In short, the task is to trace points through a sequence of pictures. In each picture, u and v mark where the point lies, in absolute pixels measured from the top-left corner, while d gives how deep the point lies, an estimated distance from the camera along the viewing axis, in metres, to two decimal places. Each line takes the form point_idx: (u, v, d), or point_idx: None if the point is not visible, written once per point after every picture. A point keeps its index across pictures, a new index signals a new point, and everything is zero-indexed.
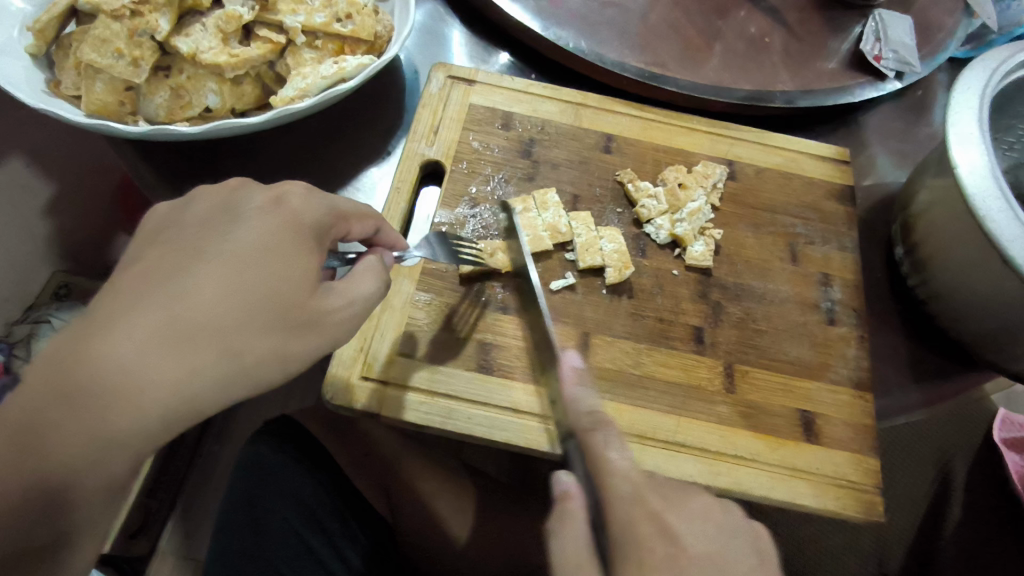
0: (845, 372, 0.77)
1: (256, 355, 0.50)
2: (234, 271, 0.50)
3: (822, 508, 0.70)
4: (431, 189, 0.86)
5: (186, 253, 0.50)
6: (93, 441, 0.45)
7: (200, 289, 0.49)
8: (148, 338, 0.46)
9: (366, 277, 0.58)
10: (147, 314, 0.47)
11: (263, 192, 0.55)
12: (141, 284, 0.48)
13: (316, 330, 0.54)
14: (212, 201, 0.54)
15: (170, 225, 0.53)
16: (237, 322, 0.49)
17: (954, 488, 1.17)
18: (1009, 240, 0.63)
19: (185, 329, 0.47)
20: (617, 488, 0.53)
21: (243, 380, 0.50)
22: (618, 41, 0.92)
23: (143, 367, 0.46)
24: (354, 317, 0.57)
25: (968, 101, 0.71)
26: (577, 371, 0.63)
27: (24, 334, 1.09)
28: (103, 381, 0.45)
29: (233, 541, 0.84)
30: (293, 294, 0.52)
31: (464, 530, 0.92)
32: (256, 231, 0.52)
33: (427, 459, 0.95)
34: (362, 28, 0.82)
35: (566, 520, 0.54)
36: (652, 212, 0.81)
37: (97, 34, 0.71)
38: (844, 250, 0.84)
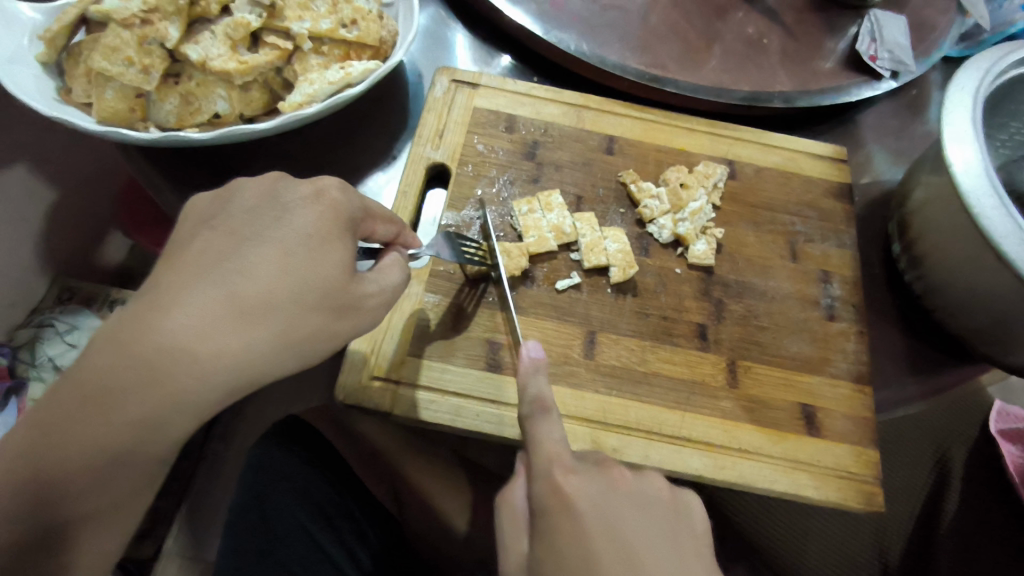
0: (844, 366, 0.79)
1: (305, 333, 0.53)
2: (282, 256, 0.52)
3: (824, 499, 0.72)
4: (437, 192, 0.87)
5: (236, 238, 0.52)
6: (154, 413, 0.48)
7: (251, 272, 0.51)
8: (204, 315, 0.49)
9: (392, 269, 0.61)
10: (205, 294, 0.49)
11: (303, 184, 0.57)
12: (195, 265, 0.51)
13: (353, 316, 0.56)
14: (255, 189, 0.56)
15: (217, 211, 0.55)
16: (287, 303, 0.52)
17: (950, 481, 1.17)
18: (1002, 236, 0.65)
19: (238, 308, 0.50)
20: (561, 462, 0.55)
21: (290, 356, 0.53)
22: (619, 43, 0.93)
23: (200, 342, 0.49)
24: (383, 305, 0.60)
25: (962, 101, 0.72)
26: (535, 361, 0.63)
27: (28, 338, 1.14)
28: (164, 355, 0.48)
29: (245, 541, 0.85)
30: (334, 280, 0.54)
31: (461, 524, 0.89)
32: (302, 220, 0.54)
33: (429, 454, 0.93)
34: (368, 34, 0.83)
35: (506, 502, 0.59)
36: (654, 212, 0.82)
37: (108, 42, 0.73)
38: (843, 247, 0.86)
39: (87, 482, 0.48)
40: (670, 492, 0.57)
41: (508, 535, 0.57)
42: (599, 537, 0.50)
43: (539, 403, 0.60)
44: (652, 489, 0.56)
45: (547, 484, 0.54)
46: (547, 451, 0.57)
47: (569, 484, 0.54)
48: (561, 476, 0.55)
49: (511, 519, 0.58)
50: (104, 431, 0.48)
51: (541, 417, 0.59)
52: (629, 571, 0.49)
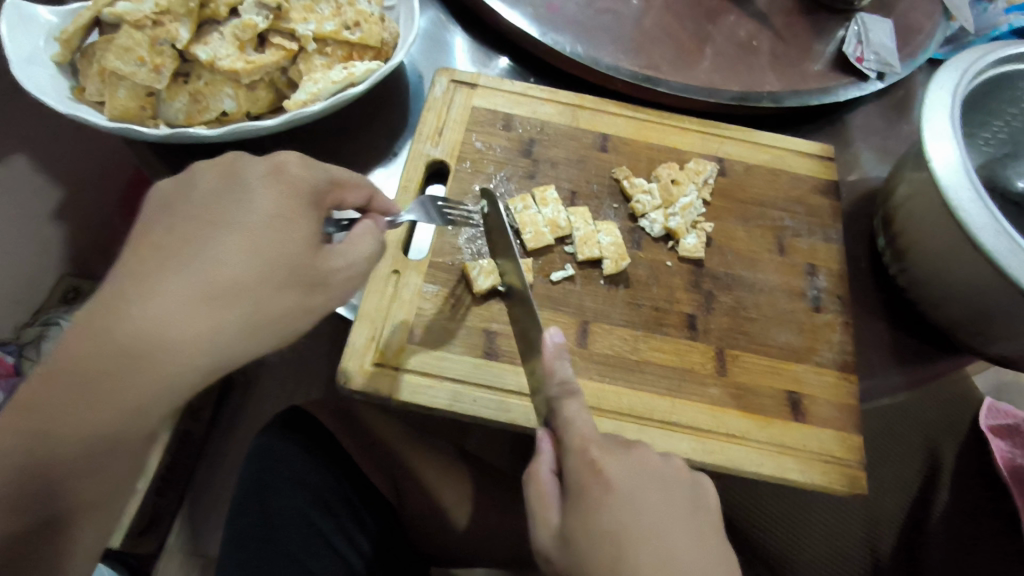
0: (830, 356, 0.81)
1: (275, 311, 0.56)
2: (247, 238, 0.55)
3: (810, 482, 0.74)
4: (435, 187, 0.90)
5: (201, 222, 0.55)
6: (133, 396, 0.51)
7: (218, 254, 0.54)
8: (173, 299, 0.51)
9: (364, 238, 0.64)
10: (172, 279, 0.52)
11: (263, 162, 0.59)
12: (162, 252, 0.53)
13: (322, 290, 0.60)
14: (215, 173, 0.58)
15: (180, 195, 0.57)
16: (255, 282, 0.54)
17: (941, 474, 1.19)
18: (978, 227, 0.68)
19: (208, 290, 0.53)
20: (597, 445, 0.59)
21: (260, 334, 0.56)
22: (613, 45, 0.96)
23: (175, 324, 0.51)
24: (354, 276, 0.63)
25: (941, 99, 0.75)
26: (558, 346, 0.62)
27: (34, 335, 1.17)
28: (138, 340, 0.51)
29: (242, 525, 0.89)
30: (301, 257, 0.57)
31: (462, 519, 0.95)
32: (265, 200, 0.57)
33: (438, 449, 0.99)
34: (370, 36, 0.86)
35: (533, 472, 0.63)
36: (646, 207, 0.85)
37: (121, 43, 0.76)
38: (829, 241, 0.88)
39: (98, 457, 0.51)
40: (684, 469, 0.63)
41: (532, 496, 0.62)
42: (623, 508, 0.56)
43: (568, 387, 0.62)
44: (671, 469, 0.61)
45: (587, 469, 0.58)
46: (581, 436, 0.60)
47: (610, 469, 0.58)
48: (600, 459, 0.58)
49: (539, 495, 0.61)
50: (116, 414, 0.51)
51: (571, 400, 0.62)
52: (657, 549, 0.54)
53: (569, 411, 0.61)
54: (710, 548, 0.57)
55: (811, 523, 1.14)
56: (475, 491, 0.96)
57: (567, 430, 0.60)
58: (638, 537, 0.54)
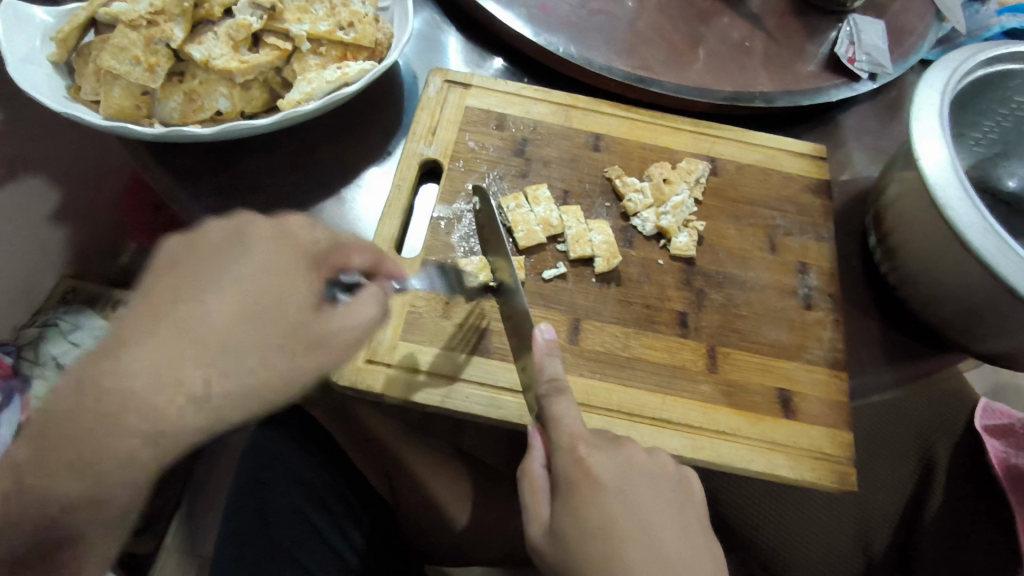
0: (821, 353, 0.81)
1: (274, 372, 0.55)
2: (244, 295, 0.54)
3: (800, 478, 0.75)
4: (429, 186, 0.91)
5: (205, 279, 0.54)
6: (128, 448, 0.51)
7: (214, 311, 0.53)
8: (165, 357, 0.51)
9: (368, 302, 0.62)
10: (171, 338, 0.51)
11: (269, 224, 0.60)
12: (158, 307, 0.52)
13: (321, 348, 0.58)
14: (221, 231, 0.58)
15: (181, 253, 0.56)
16: (256, 344, 0.54)
17: (936, 475, 1.18)
18: (965, 225, 0.69)
19: (208, 351, 0.52)
20: (586, 440, 0.59)
21: (258, 395, 0.55)
22: (606, 46, 0.97)
23: (174, 383, 0.51)
24: (356, 338, 0.61)
25: (930, 98, 0.76)
26: (550, 343, 0.62)
27: (33, 336, 1.21)
28: (136, 398, 0.50)
29: (240, 524, 0.88)
30: (303, 319, 0.57)
31: (464, 518, 0.96)
32: (267, 262, 0.57)
33: (435, 450, 1.00)
34: (364, 36, 0.87)
35: (524, 470, 0.63)
36: (637, 206, 0.85)
37: (116, 43, 0.77)
38: (820, 240, 0.89)
39: (88, 450, 0.51)
40: (670, 465, 0.64)
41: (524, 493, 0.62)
42: (614, 506, 0.56)
43: (557, 384, 0.61)
44: (658, 465, 0.62)
45: (576, 466, 0.58)
46: (570, 433, 0.60)
47: (600, 465, 0.58)
48: (589, 456, 0.58)
49: (532, 493, 0.61)
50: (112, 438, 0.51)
51: (560, 399, 0.61)
52: (647, 545, 0.55)
53: (558, 410, 0.60)
54: (696, 548, 0.58)
55: (805, 522, 1.14)
56: (472, 490, 0.98)
57: (556, 426, 0.60)
58: (627, 534, 0.55)
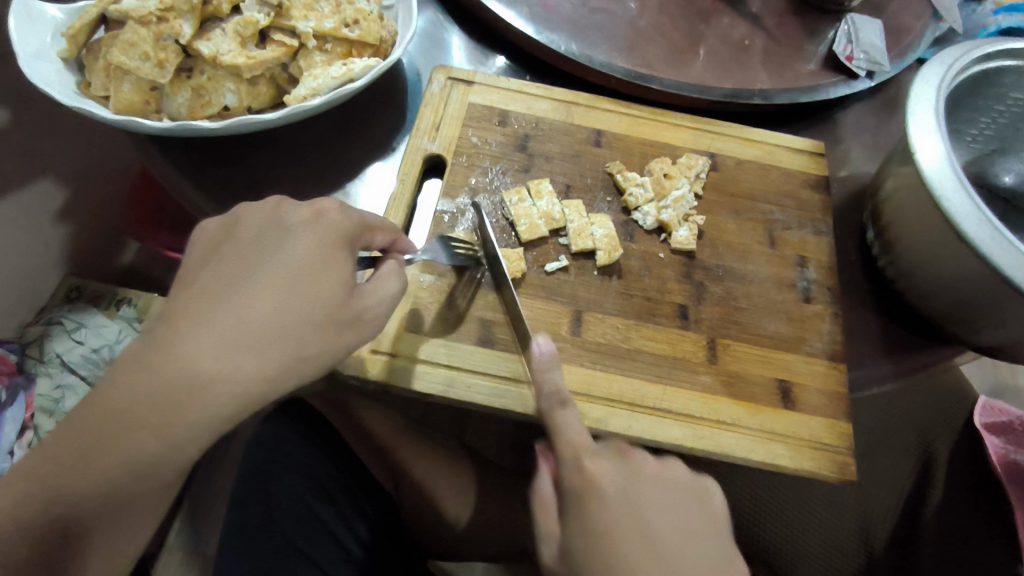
0: (820, 345, 0.82)
1: (310, 351, 0.57)
2: (284, 280, 0.56)
3: (799, 468, 0.75)
4: (432, 182, 0.92)
5: (245, 264, 0.57)
6: (176, 425, 0.52)
7: (257, 297, 0.55)
8: (215, 342, 0.53)
9: (391, 279, 0.65)
10: (217, 321, 0.54)
11: (303, 208, 0.61)
12: (207, 295, 0.55)
13: (354, 328, 0.60)
14: (258, 218, 0.60)
15: (225, 243, 0.59)
16: (292, 324, 0.56)
17: (935, 472, 1.17)
18: (961, 216, 0.70)
19: (249, 331, 0.54)
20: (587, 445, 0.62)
21: (295, 374, 0.56)
22: (607, 44, 0.98)
23: (218, 363, 0.53)
24: (382, 315, 0.63)
25: (926, 92, 0.77)
26: (548, 354, 0.68)
27: (37, 335, 1.18)
28: (182, 377, 0.52)
29: (244, 516, 0.88)
30: (336, 298, 0.58)
31: (465, 516, 0.98)
32: (303, 244, 0.58)
33: (439, 446, 1.04)
34: (368, 33, 0.89)
35: (535, 487, 0.65)
36: (638, 200, 0.87)
37: (126, 39, 0.78)
38: (819, 234, 0.90)
39: (99, 431, 0.52)
40: (692, 480, 0.63)
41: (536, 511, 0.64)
42: (620, 516, 0.57)
43: (556, 393, 0.65)
44: (673, 475, 0.62)
45: (579, 475, 0.60)
46: (573, 443, 0.62)
47: (603, 471, 0.60)
48: (591, 465, 0.60)
49: (544, 509, 0.63)
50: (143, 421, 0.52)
51: (560, 407, 0.64)
52: (652, 556, 0.55)
53: (558, 418, 0.64)
54: (707, 547, 0.57)
55: (808, 514, 1.16)
56: (474, 485, 1.01)
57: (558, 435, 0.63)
58: (632, 542, 0.55)
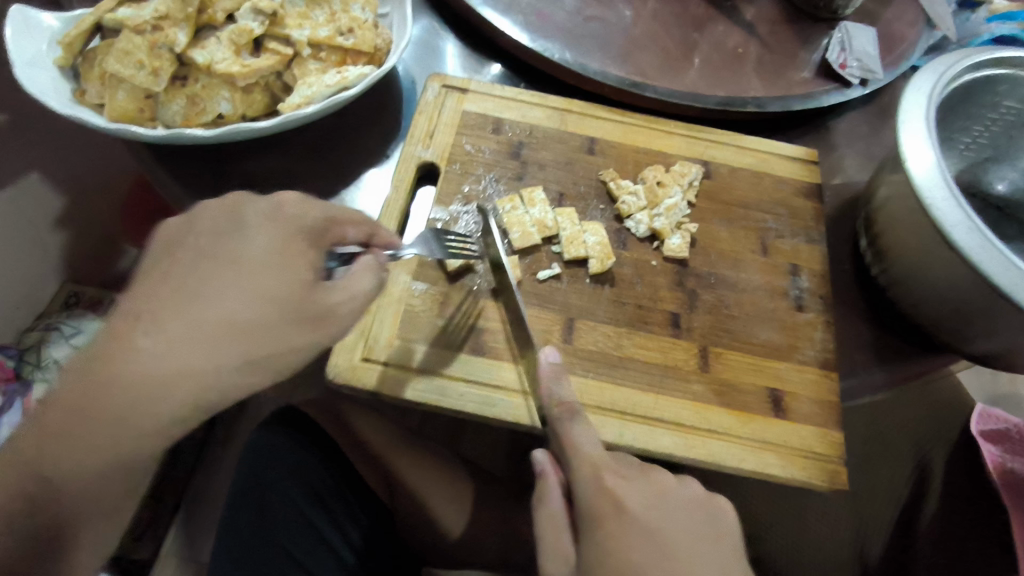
0: (811, 354, 0.82)
1: (274, 346, 0.57)
2: (247, 275, 0.56)
3: (790, 477, 0.75)
4: (426, 189, 0.92)
5: (204, 261, 0.56)
6: (140, 424, 0.52)
7: (221, 295, 0.55)
8: (180, 340, 0.53)
9: (364, 275, 0.63)
10: (177, 320, 0.54)
11: (262, 202, 0.61)
12: (169, 293, 0.55)
13: (323, 323, 0.60)
14: (220, 213, 0.60)
15: (185, 239, 0.58)
16: (254, 320, 0.56)
17: (931, 488, 1.18)
18: (951, 225, 0.70)
19: (210, 329, 0.54)
20: (610, 470, 0.61)
21: (262, 369, 0.56)
22: (601, 52, 0.99)
23: (179, 362, 0.53)
24: (354, 310, 0.62)
25: (917, 100, 0.78)
26: (554, 365, 0.68)
27: (35, 340, 1.19)
28: (142, 378, 0.52)
29: (239, 519, 0.90)
30: (300, 293, 0.58)
31: (459, 526, 0.97)
32: (263, 239, 0.58)
33: (435, 461, 1.00)
34: (363, 42, 0.89)
35: (542, 497, 0.64)
36: (631, 208, 0.87)
37: (121, 47, 0.79)
38: (812, 242, 0.90)
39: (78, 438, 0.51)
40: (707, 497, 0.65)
41: (544, 524, 0.63)
42: (647, 537, 0.58)
43: (569, 407, 0.64)
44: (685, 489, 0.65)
45: (603, 495, 0.60)
46: (593, 462, 0.62)
47: (630, 498, 0.60)
48: (615, 485, 0.61)
49: (550, 524, 0.63)
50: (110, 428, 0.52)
51: (574, 419, 0.63)
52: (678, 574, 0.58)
53: (573, 432, 0.63)
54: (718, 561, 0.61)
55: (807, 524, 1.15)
56: (473, 501, 0.99)
57: (577, 453, 0.62)
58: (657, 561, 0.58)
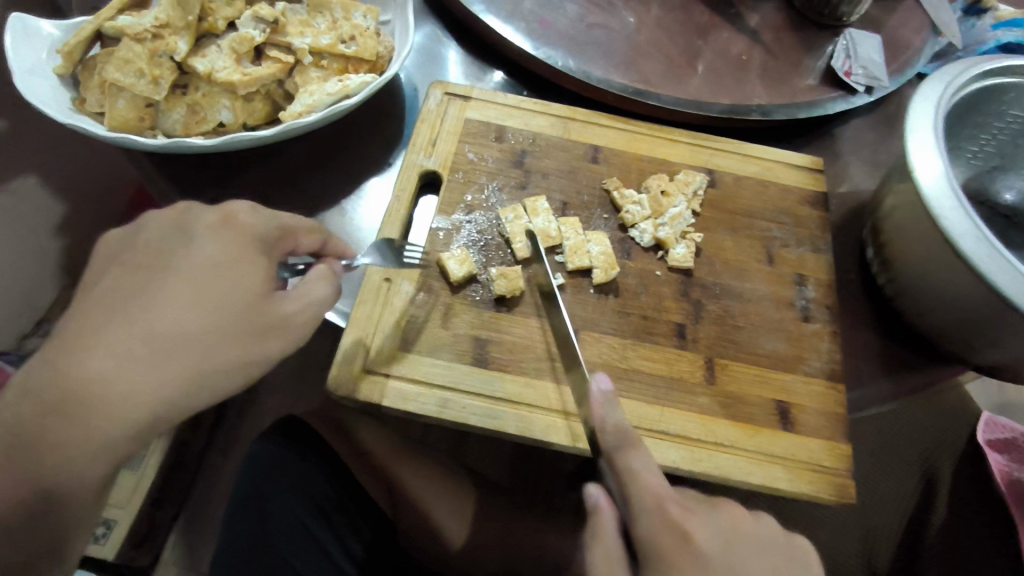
0: (818, 365, 0.81)
1: (225, 358, 0.56)
2: (189, 286, 0.56)
3: (797, 491, 0.74)
4: (429, 198, 0.91)
5: (148, 274, 0.56)
6: (89, 440, 0.51)
7: (163, 306, 0.55)
8: (119, 352, 0.52)
9: (319, 284, 0.63)
10: (120, 333, 0.53)
11: (211, 212, 0.61)
12: (109, 304, 0.54)
13: (275, 334, 0.60)
14: (166, 224, 0.60)
15: (128, 251, 0.58)
16: (200, 332, 0.55)
17: (936, 490, 1.32)
18: (958, 234, 0.69)
19: (154, 343, 0.53)
20: (675, 501, 0.60)
21: (213, 381, 0.56)
22: (603, 59, 0.98)
23: (123, 376, 0.52)
24: (309, 321, 0.62)
25: (924, 109, 0.77)
26: (605, 394, 0.65)
27: (37, 345, 1.24)
28: (86, 393, 0.51)
29: (239, 523, 0.90)
30: (251, 303, 0.58)
31: (461, 533, 0.96)
32: (208, 249, 0.58)
33: (439, 473, 0.99)
34: (365, 49, 0.88)
35: (598, 532, 0.63)
36: (635, 217, 0.86)
37: (120, 55, 0.78)
38: (818, 251, 0.89)
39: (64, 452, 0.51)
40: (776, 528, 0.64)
41: (601, 559, 0.62)
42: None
43: (624, 434, 0.63)
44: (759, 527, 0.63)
45: (668, 531, 0.58)
46: (656, 493, 0.60)
47: (702, 534, 0.58)
48: (681, 518, 0.59)
49: (604, 555, 0.62)
50: (71, 443, 0.51)
51: (632, 449, 0.62)
52: None
53: (631, 462, 0.61)
54: None
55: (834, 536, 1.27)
56: (477, 509, 0.98)
57: (638, 484, 0.60)
58: None
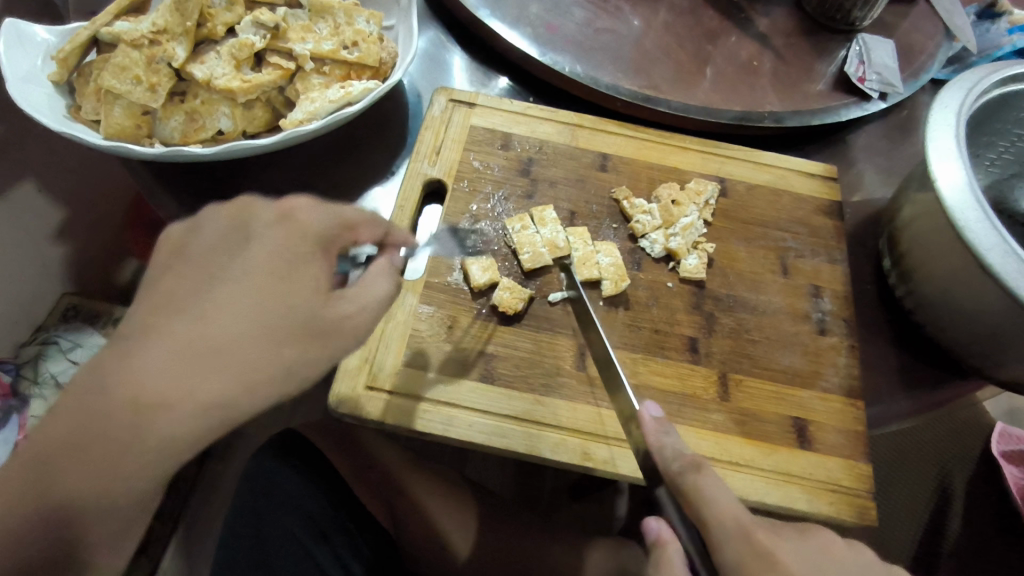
0: (835, 381, 0.79)
1: (276, 367, 0.49)
2: (245, 286, 0.50)
3: (818, 512, 0.72)
4: (432, 208, 0.89)
5: (202, 274, 0.50)
6: (122, 461, 0.45)
7: (213, 308, 0.49)
8: (165, 360, 0.46)
9: (379, 281, 0.57)
10: (167, 339, 0.47)
11: (270, 208, 0.54)
12: (162, 306, 0.48)
13: (332, 338, 0.52)
14: (221, 220, 0.54)
15: (182, 249, 0.52)
16: (251, 338, 0.49)
17: (952, 504, 1.37)
18: (985, 247, 0.66)
19: (202, 350, 0.47)
20: (759, 525, 0.53)
21: (264, 393, 0.49)
22: (612, 65, 0.96)
23: (167, 390, 0.46)
24: (369, 323, 0.55)
25: (945, 118, 0.74)
26: (658, 421, 0.62)
27: (31, 355, 1.19)
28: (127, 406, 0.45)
29: (235, 548, 0.84)
30: (308, 307, 0.51)
31: (465, 547, 0.94)
32: (267, 248, 0.52)
33: (443, 485, 0.99)
34: (368, 55, 0.86)
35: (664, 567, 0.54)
36: (646, 227, 0.84)
37: (118, 62, 0.76)
38: (833, 262, 0.87)
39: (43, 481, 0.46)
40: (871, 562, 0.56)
41: None
42: None
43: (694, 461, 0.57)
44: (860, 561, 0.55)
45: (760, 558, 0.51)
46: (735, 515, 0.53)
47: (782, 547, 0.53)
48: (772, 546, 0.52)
49: None
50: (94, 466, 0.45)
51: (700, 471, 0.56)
52: None
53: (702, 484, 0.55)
54: None
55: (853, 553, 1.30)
56: (482, 523, 0.96)
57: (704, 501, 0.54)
58: None
